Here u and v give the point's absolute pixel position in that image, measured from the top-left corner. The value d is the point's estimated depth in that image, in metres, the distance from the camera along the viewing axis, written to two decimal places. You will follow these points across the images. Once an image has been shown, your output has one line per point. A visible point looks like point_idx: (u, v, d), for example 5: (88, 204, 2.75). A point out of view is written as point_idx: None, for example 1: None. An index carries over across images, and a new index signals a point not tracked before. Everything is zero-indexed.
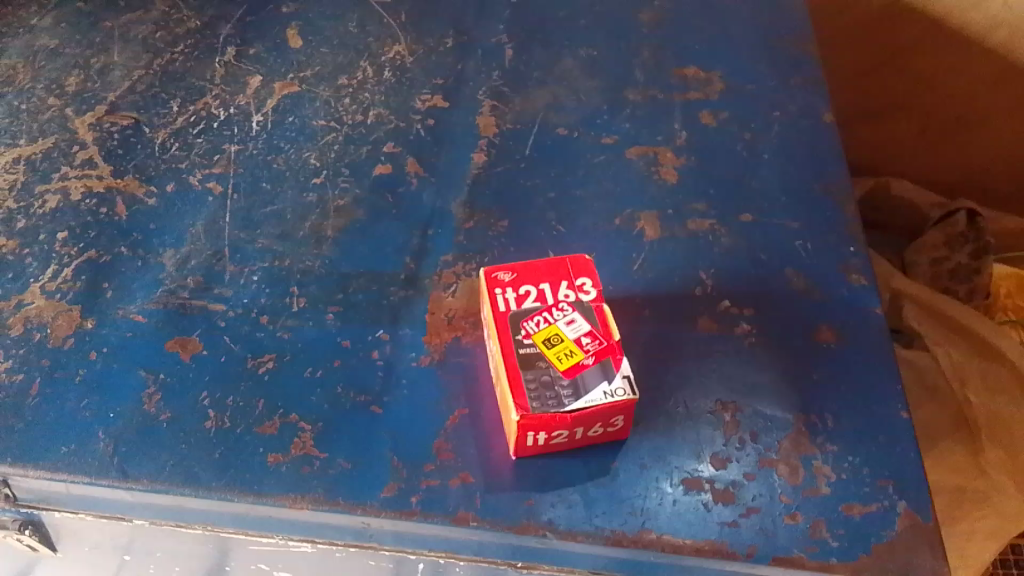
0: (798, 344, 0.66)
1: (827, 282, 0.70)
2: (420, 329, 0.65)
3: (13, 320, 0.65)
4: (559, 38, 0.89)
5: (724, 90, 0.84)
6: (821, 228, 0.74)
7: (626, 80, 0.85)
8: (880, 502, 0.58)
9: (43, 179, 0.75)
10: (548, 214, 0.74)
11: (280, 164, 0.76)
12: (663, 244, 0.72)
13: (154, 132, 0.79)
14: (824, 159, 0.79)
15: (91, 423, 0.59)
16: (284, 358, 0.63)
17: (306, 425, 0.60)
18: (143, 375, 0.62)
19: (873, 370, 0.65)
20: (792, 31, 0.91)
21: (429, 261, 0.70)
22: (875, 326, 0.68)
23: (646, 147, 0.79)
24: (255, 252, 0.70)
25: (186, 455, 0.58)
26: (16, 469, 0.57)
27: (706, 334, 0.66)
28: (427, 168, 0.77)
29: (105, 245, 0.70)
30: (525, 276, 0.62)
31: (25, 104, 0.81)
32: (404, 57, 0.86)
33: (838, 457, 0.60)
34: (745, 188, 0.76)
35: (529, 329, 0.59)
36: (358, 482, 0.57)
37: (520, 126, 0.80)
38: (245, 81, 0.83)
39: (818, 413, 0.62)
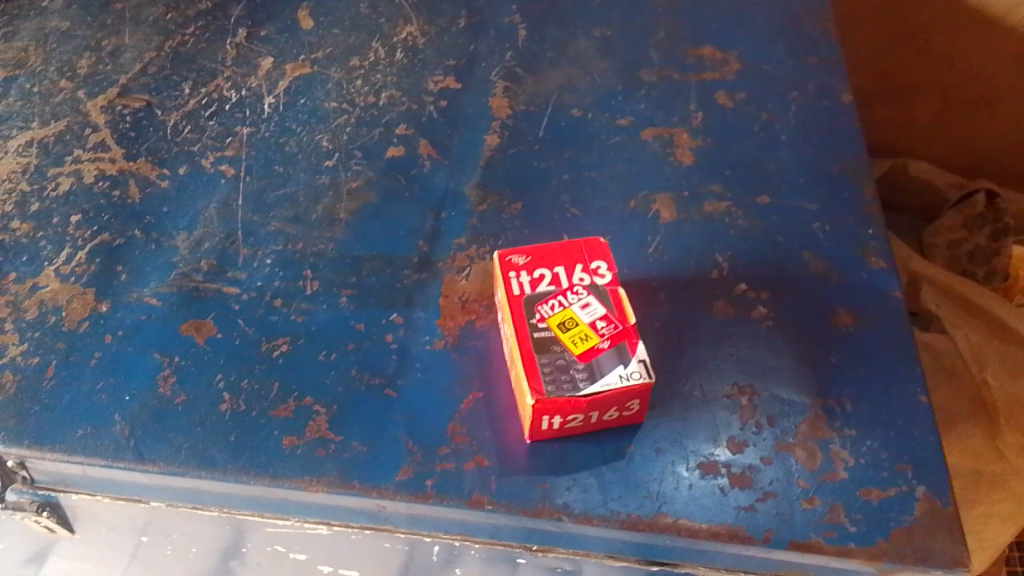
0: (816, 327, 0.65)
1: (845, 264, 0.69)
2: (434, 312, 0.65)
3: (27, 303, 0.65)
4: (573, 18, 0.88)
5: (740, 70, 0.83)
6: (839, 210, 0.73)
7: (640, 60, 0.84)
8: (898, 486, 0.58)
9: (56, 162, 0.75)
10: (562, 196, 0.73)
11: (293, 147, 0.76)
12: (679, 226, 0.71)
13: (166, 114, 0.78)
14: (842, 140, 0.78)
15: (106, 406, 0.60)
16: (298, 341, 0.63)
17: (321, 408, 0.60)
18: (158, 358, 0.62)
19: (891, 354, 0.64)
20: (810, 10, 0.89)
21: (443, 244, 0.70)
22: (893, 309, 0.67)
23: (661, 128, 0.78)
24: (268, 235, 0.70)
25: (201, 438, 0.58)
26: (33, 451, 0.58)
27: (722, 317, 0.65)
28: (440, 150, 0.76)
29: (119, 228, 0.70)
30: (539, 259, 0.62)
31: (37, 87, 0.81)
32: (416, 38, 0.85)
33: (857, 441, 0.59)
34: (762, 170, 0.75)
35: (543, 312, 0.59)
36: (373, 466, 0.57)
37: (533, 107, 0.80)
38: (256, 63, 0.82)
39: (836, 397, 0.61)
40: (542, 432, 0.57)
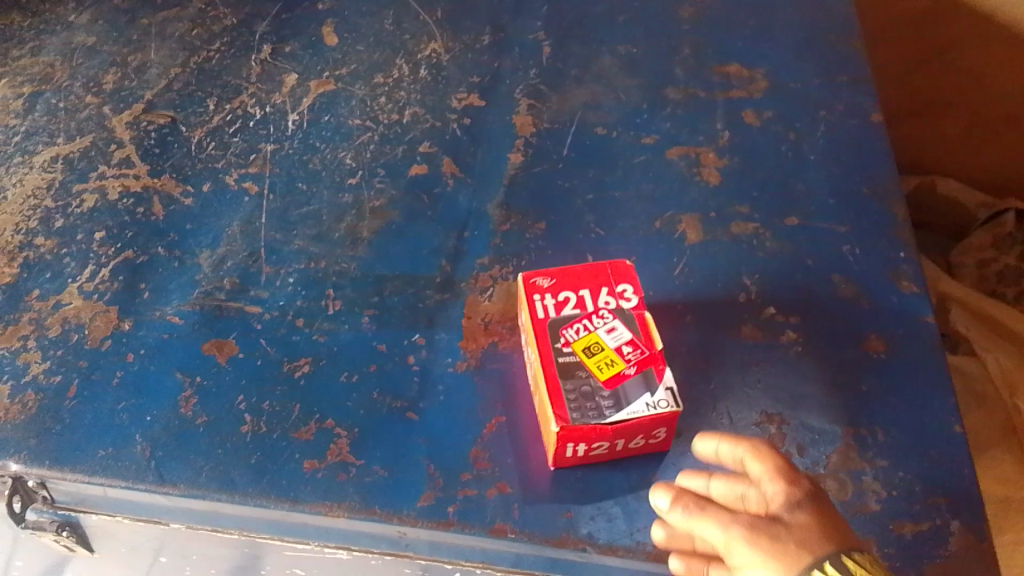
0: (846, 354, 0.64)
1: (876, 289, 0.68)
2: (456, 334, 0.64)
3: (50, 320, 0.65)
4: (598, 35, 0.87)
5: (768, 88, 0.82)
6: (869, 233, 0.71)
7: (666, 78, 0.83)
8: (932, 520, 0.56)
9: (81, 178, 0.75)
10: (586, 216, 0.72)
11: (316, 164, 0.76)
12: (706, 248, 0.70)
13: (191, 131, 0.79)
14: (872, 160, 0.77)
15: (127, 427, 0.59)
16: (320, 361, 0.62)
17: (341, 431, 0.59)
18: (180, 378, 0.61)
19: (924, 381, 0.62)
20: (838, 28, 0.88)
21: (465, 264, 0.69)
22: (926, 335, 0.65)
23: (687, 147, 0.77)
24: (291, 253, 0.70)
25: (222, 460, 0.58)
26: (54, 472, 0.57)
27: (750, 342, 0.64)
28: (464, 168, 0.75)
29: (142, 245, 0.70)
30: (563, 282, 0.61)
31: (63, 102, 0.82)
32: (440, 55, 0.85)
33: (889, 473, 0.58)
34: (790, 191, 0.74)
35: (568, 337, 0.58)
36: (393, 491, 0.56)
37: (557, 125, 0.79)
38: (281, 79, 0.82)
39: (868, 426, 0.60)
40: (566, 458, 0.56)
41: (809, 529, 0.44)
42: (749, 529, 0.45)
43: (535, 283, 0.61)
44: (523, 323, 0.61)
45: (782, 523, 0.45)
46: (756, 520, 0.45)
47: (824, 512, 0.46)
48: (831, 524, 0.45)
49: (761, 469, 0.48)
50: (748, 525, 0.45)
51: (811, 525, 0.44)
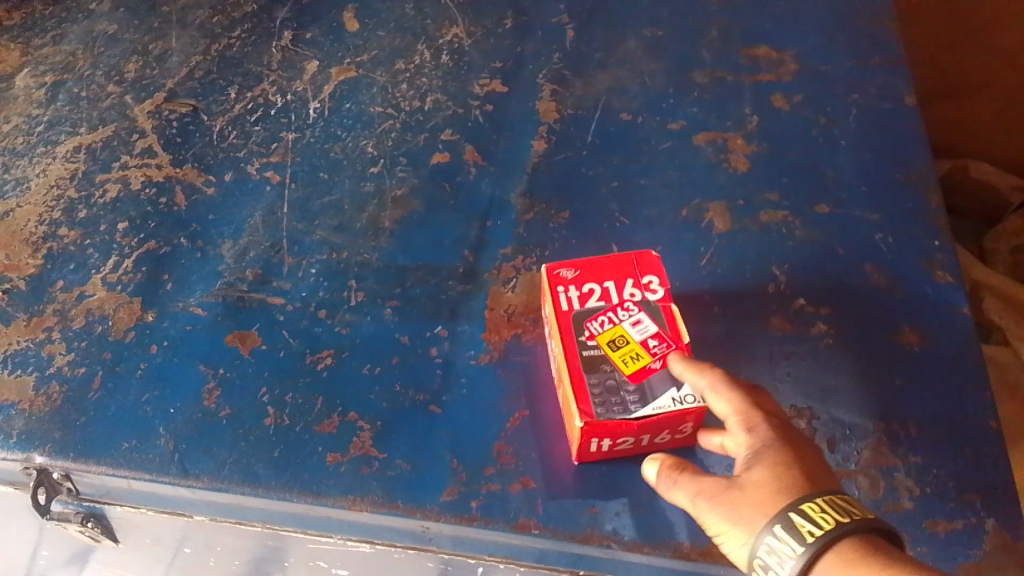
0: (878, 346, 0.62)
1: (910, 279, 0.66)
2: (479, 326, 0.64)
3: (75, 311, 0.66)
4: (622, 18, 0.85)
5: (798, 71, 0.80)
6: (903, 221, 0.69)
7: (692, 62, 0.81)
8: (967, 518, 0.55)
9: (103, 168, 0.75)
10: (611, 205, 0.71)
11: (338, 152, 0.75)
12: (734, 237, 0.69)
13: (212, 119, 0.78)
14: (906, 146, 0.74)
15: (151, 419, 0.59)
16: (342, 354, 0.62)
17: (364, 424, 0.58)
18: (203, 370, 0.61)
19: (959, 375, 0.61)
20: (871, 7, 0.85)
21: (488, 254, 0.68)
22: (961, 327, 0.64)
23: (714, 133, 0.76)
24: (313, 244, 0.69)
25: (245, 453, 0.57)
26: (79, 464, 0.58)
27: (778, 334, 0.63)
28: (486, 156, 0.74)
29: (165, 236, 0.70)
30: (587, 273, 0.60)
31: (85, 92, 0.82)
32: (461, 40, 0.83)
33: (922, 469, 0.57)
34: (820, 178, 0.72)
35: (592, 330, 0.57)
36: (416, 485, 0.56)
37: (581, 111, 0.77)
38: (302, 67, 0.82)
39: (901, 421, 0.59)
40: (590, 454, 0.56)
41: (763, 489, 0.46)
42: (714, 500, 0.47)
43: (559, 275, 0.59)
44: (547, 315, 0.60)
45: (742, 484, 0.47)
46: (717, 487, 0.48)
47: (779, 461, 0.47)
48: (785, 471, 0.47)
49: (722, 409, 0.51)
50: (709, 496, 0.48)
51: (766, 480, 0.47)
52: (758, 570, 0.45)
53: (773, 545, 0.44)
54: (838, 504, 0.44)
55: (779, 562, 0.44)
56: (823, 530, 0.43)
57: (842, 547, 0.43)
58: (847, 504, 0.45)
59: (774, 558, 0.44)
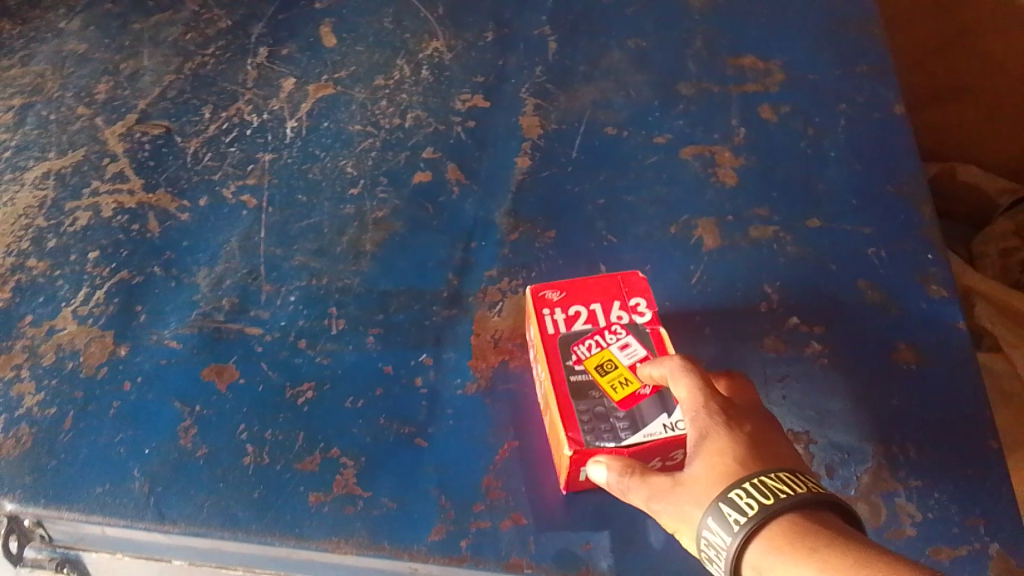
0: (874, 366, 0.61)
1: (905, 294, 0.65)
2: (465, 353, 0.62)
3: (44, 347, 0.63)
4: (606, 29, 0.83)
5: (785, 81, 0.78)
6: (896, 234, 0.68)
7: (678, 73, 0.79)
8: (971, 544, 0.53)
9: (73, 195, 0.73)
10: (598, 223, 0.69)
11: (316, 173, 0.73)
12: (724, 254, 0.67)
13: (187, 141, 0.76)
14: (897, 156, 0.73)
15: (125, 460, 0.57)
16: (323, 386, 0.60)
17: (348, 460, 0.56)
18: (179, 407, 0.59)
19: (958, 393, 0.59)
20: (858, 14, 0.84)
21: (473, 277, 0.66)
22: (958, 343, 0.62)
23: (701, 146, 0.74)
24: (292, 270, 0.67)
25: (224, 495, 0.55)
26: (50, 511, 0.55)
27: (773, 355, 0.61)
28: (469, 174, 0.72)
29: (138, 265, 0.68)
30: (573, 295, 0.58)
31: (54, 114, 0.79)
32: (442, 54, 0.81)
33: (923, 494, 0.55)
34: (811, 191, 0.71)
35: (580, 354, 0.55)
36: (403, 525, 0.54)
37: (566, 126, 0.76)
38: (278, 84, 0.79)
39: (900, 444, 0.57)
40: (580, 485, 0.54)
41: (702, 482, 0.44)
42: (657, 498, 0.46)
43: (547, 298, 0.58)
44: (533, 340, 0.58)
45: (683, 479, 0.45)
46: (659, 484, 0.46)
47: (719, 449, 0.45)
48: (725, 458, 0.45)
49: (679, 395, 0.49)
50: (651, 494, 0.46)
51: (704, 472, 0.44)
52: (707, 562, 0.44)
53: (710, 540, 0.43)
54: (770, 487, 0.42)
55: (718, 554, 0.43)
56: (749, 517, 0.41)
57: (771, 531, 0.41)
58: (781, 480, 0.43)
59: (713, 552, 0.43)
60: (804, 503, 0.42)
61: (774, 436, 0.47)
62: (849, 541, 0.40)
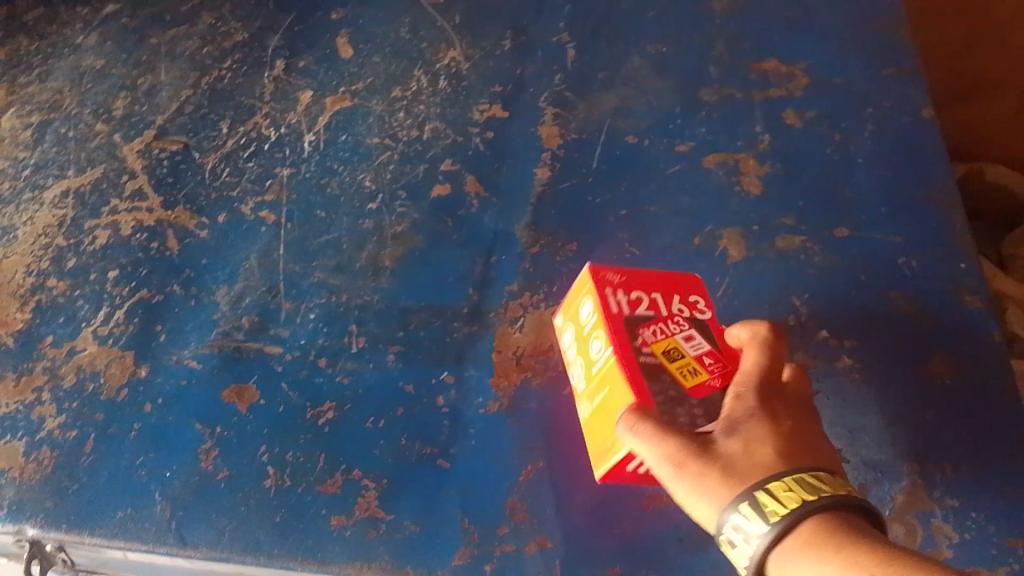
0: (907, 380, 0.59)
1: (937, 305, 0.63)
2: (487, 370, 0.61)
3: (65, 369, 0.63)
4: (625, 34, 0.82)
5: (809, 85, 0.77)
6: (927, 243, 0.66)
7: (699, 78, 0.78)
8: (1009, 565, 0.52)
9: (92, 213, 0.72)
10: (620, 235, 0.68)
11: (334, 188, 0.72)
12: (751, 266, 0.66)
13: (204, 157, 0.75)
14: (927, 161, 0.71)
15: (146, 484, 0.57)
16: (344, 406, 0.59)
17: (369, 482, 0.56)
18: (199, 428, 0.59)
19: (994, 408, 0.58)
20: (884, 13, 0.82)
21: (494, 292, 0.65)
22: (995, 356, 0.60)
23: (725, 154, 0.73)
24: (311, 286, 0.66)
25: (246, 519, 0.55)
26: (72, 536, 0.55)
27: (802, 371, 0.60)
28: (488, 187, 0.71)
29: (157, 284, 0.67)
30: (633, 282, 0.53)
31: (72, 131, 0.79)
32: (459, 63, 0.80)
33: (960, 514, 0.54)
34: (839, 199, 0.69)
35: (646, 337, 0.50)
36: (427, 549, 0.53)
37: (586, 135, 0.74)
38: (295, 97, 0.79)
39: (935, 462, 0.56)
40: (617, 477, 0.51)
41: (738, 462, 0.42)
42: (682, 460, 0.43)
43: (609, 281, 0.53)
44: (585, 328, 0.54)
45: (716, 453, 0.43)
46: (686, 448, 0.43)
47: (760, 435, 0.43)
48: (765, 445, 0.43)
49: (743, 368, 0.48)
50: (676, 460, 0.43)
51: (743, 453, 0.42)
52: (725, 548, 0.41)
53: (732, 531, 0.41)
54: (803, 484, 0.40)
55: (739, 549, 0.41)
56: (787, 509, 0.39)
57: (805, 527, 0.39)
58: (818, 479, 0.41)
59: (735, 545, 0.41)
60: (838, 503, 0.40)
61: (812, 435, 0.46)
62: (880, 544, 0.38)
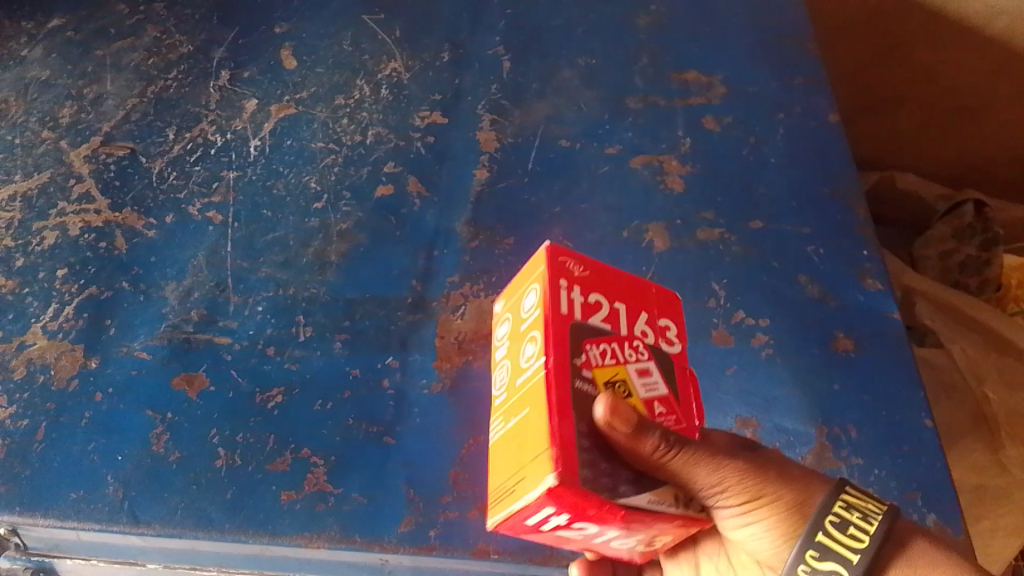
0: (816, 355, 0.65)
1: (842, 288, 0.69)
2: (430, 354, 0.64)
3: (15, 362, 0.65)
4: (556, 47, 0.87)
5: (726, 94, 0.83)
6: (833, 233, 0.73)
7: (626, 88, 0.83)
8: (910, 515, 0.58)
9: (40, 215, 0.74)
10: (553, 229, 0.72)
11: (280, 189, 0.75)
12: (673, 256, 0.71)
13: (151, 161, 0.78)
14: (832, 162, 0.78)
15: (98, 468, 0.59)
16: (293, 390, 0.62)
17: (318, 459, 0.59)
18: (151, 415, 0.61)
19: (895, 378, 0.64)
20: (793, 30, 0.89)
21: (436, 283, 0.68)
22: (893, 332, 0.67)
23: (650, 156, 0.78)
24: (258, 281, 0.69)
25: (197, 497, 0.57)
26: (25, 518, 0.57)
27: (721, 348, 0.65)
28: (429, 187, 0.75)
29: (106, 281, 0.69)
30: (597, 282, 0.48)
31: (19, 139, 0.80)
32: (400, 74, 0.84)
33: (865, 470, 0.60)
34: (753, 195, 0.75)
35: (591, 357, 0.44)
36: (373, 518, 0.56)
37: (521, 140, 0.79)
38: (241, 105, 0.82)
39: (842, 424, 0.62)
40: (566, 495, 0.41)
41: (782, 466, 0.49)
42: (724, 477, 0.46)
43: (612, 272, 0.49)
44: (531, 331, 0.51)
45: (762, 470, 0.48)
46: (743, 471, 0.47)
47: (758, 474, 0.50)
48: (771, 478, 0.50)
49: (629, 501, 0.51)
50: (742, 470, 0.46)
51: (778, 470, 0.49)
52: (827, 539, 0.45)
53: (829, 542, 0.45)
54: (868, 496, 0.46)
55: (838, 567, 0.45)
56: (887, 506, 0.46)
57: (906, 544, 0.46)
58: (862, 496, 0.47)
59: (834, 557, 0.45)
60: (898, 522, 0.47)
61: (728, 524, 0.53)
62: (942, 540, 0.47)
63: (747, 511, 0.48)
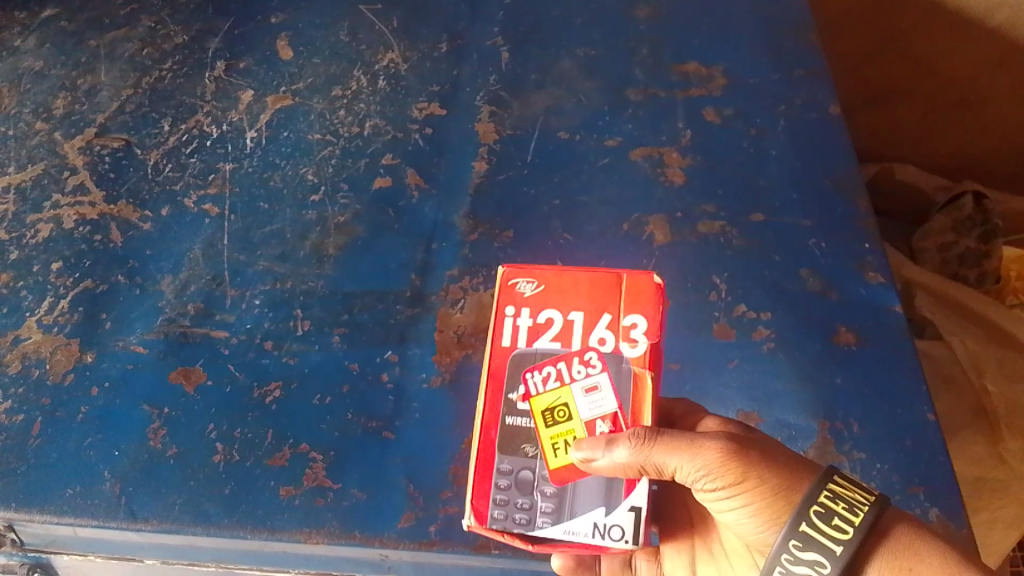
0: (817, 349, 0.65)
1: (844, 281, 0.69)
2: (430, 348, 0.64)
3: (10, 356, 0.64)
4: (555, 38, 0.86)
5: (726, 85, 0.82)
6: (834, 226, 0.72)
7: (626, 79, 0.83)
8: (911, 509, 0.58)
9: (34, 208, 0.73)
10: (553, 222, 0.72)
11: (277, 181, 0.74)
12: (674, 249, 0.70)
13: (146, 153, 0.77)
14: (834, 154, 0.77)
15: (94, 463, 0.58)
16: (291, 385, 0.61)
17: (317, 454, 0.58)
18: (147, 410, 0.60)
19: (897, 371, 0.64)
20: (793, 20, 0.88)
21: (435, 277, 0.68)
22: (895, 325, 0.66)
23: (650, 148, 0.77)
24: (256, 274, 0.68)
25: (195, 493, 0.57)
26: (21, 514, 0.57)
27: (721, 342, 0.65)
28: (428, 179, 0.74)
29: (101, 274, 0.68)
30: (552, 296, 0.52)
31: (13, 130, 0.80)
32: (397, 65, 0.84)
33: (866, 465, 0.60)
34: (754, 187, 0.74)
35: (529, 387, 0.50)
36: (373, 513, 0.56)
37: (520, 132, 0.78)
38: (236, 96, 0.81)
39: (843, 419, 0.62)
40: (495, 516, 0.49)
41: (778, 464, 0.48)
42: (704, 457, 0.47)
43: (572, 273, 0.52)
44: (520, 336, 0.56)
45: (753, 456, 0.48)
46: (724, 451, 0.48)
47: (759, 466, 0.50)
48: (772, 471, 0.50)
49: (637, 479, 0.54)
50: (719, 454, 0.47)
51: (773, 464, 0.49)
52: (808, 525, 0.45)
53: (812, 532, 0.45)
54: (854, 487, 0.46)
55: (819, 557, 0.45)
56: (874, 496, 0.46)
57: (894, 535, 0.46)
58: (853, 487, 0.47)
59: (816, 548, 0.45)
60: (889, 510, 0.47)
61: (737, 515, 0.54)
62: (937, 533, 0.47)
63: (732, 496, 0.48)
